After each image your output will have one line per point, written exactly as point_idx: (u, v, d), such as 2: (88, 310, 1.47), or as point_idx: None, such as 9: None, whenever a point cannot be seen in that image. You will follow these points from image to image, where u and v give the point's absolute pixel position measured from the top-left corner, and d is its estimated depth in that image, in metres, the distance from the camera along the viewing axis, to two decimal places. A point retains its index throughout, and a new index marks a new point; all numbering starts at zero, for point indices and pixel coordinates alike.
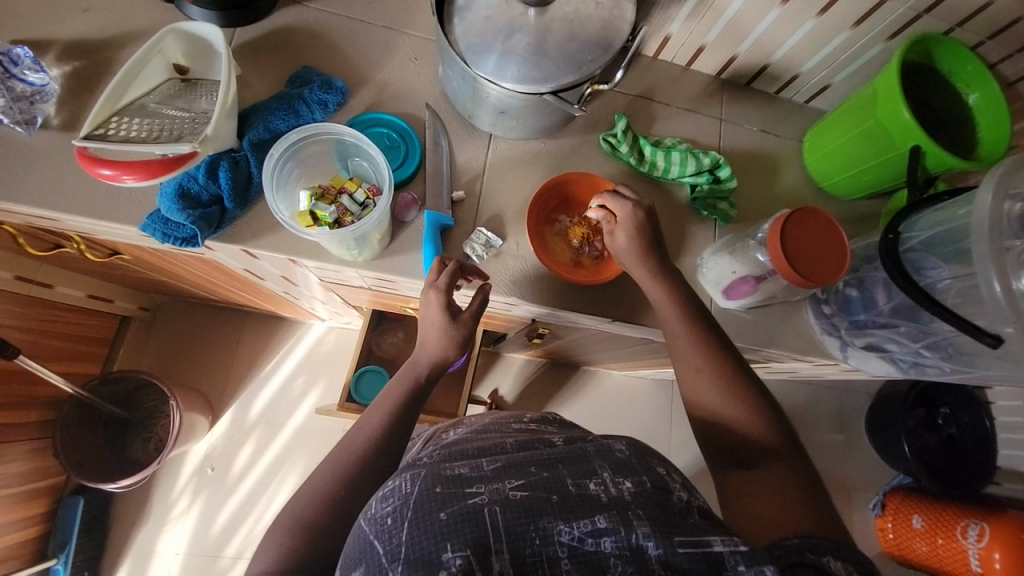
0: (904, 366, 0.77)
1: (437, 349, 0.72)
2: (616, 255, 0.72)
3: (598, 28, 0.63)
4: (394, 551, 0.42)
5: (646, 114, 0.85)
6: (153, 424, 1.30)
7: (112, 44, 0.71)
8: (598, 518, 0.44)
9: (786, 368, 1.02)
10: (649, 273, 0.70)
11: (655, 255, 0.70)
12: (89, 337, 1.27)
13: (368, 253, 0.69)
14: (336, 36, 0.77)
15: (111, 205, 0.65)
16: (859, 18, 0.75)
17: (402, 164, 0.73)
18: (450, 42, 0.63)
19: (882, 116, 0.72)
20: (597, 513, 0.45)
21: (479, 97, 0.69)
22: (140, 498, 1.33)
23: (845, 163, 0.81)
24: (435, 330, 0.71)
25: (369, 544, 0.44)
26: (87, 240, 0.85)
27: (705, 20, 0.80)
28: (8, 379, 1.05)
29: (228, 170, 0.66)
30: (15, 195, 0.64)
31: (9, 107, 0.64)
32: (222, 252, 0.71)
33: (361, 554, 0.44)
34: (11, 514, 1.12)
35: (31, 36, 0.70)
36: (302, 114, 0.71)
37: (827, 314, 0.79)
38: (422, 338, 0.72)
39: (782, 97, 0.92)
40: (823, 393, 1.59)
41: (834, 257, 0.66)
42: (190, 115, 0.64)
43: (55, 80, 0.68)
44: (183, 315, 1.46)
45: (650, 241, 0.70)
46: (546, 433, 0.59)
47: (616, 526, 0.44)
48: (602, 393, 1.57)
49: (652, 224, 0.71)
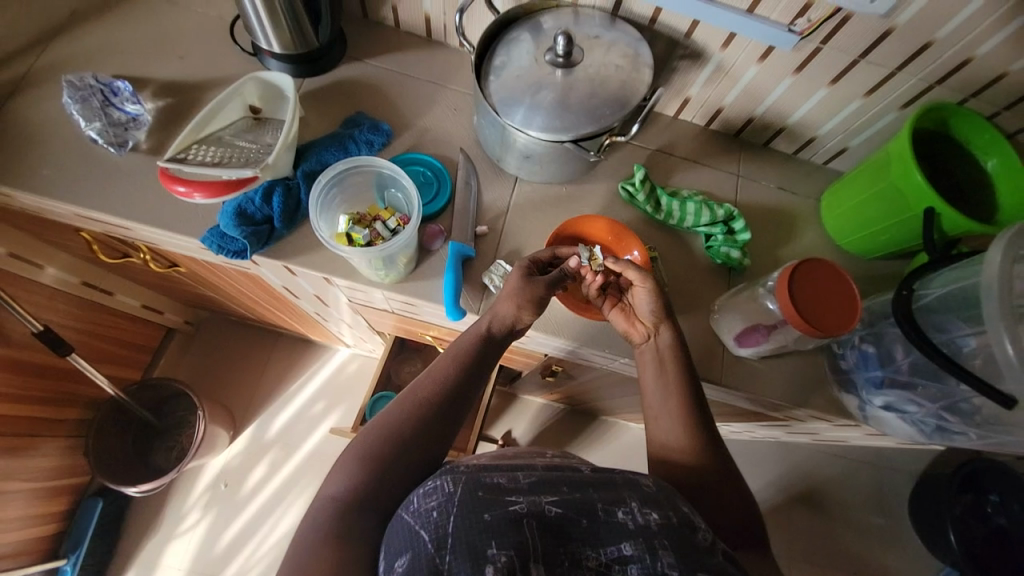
0: (928, 433, 0.73)
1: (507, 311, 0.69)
2: (637, 315, 0.72)
3: (616, 88, 0.71)
4: (440, 540, 0.45)
5: (665, 167, 0.90)
6: (178, 433, 1.35)
7: (201, 87, 0.84)
8: (624, 545, 0.47)
9: (808, 429, 0.99)
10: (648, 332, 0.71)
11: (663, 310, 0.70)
12: (136, 344, 1.37)
13: (394, 274, 0.74)
14: (388, 88, 0.88)
15: (178, 218, 0.74)
16: (871, 87, 0.79)
17: (433, 199, 0.80)
18: (485, 96, 0.72)
19: (896, 179, 0.74)
20: (625, 540, 0.47)
21: (507, 144, 0.76)
22: (155, 507, 1.37)
23: (861, 224, 0.83)
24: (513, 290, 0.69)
25: (415, 534, 0.46)
26: (151, 251, 0.95)
27: (721, 85, 0.86)
28: (55, 375, 1.14)
29: (282, 195, 0.73)
30: (101, 205, 0.74)
31: (107, 131, 0.76)
32: (265, 267, 0.79)
33: (408, 542, 0.46)
34: (34, 508, 1.17)
35: (135, 77, 0.83)
36: (350, 151, 0.80)
37: (843, 369, 0.78)
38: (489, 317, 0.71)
39: (800, 157, 0.95)
40: (858, 467, 1.49)
41: (844, 309, 0.66)
42: (256, 148, 0.75)
43: (148, 112, 0.80)
44: (221, 330, 1.55)
45: (662, 306, 0.70)
46: (574, 459, 0.60)
47: (641, 554, 0.46)
48: (618, 445, 1.53)
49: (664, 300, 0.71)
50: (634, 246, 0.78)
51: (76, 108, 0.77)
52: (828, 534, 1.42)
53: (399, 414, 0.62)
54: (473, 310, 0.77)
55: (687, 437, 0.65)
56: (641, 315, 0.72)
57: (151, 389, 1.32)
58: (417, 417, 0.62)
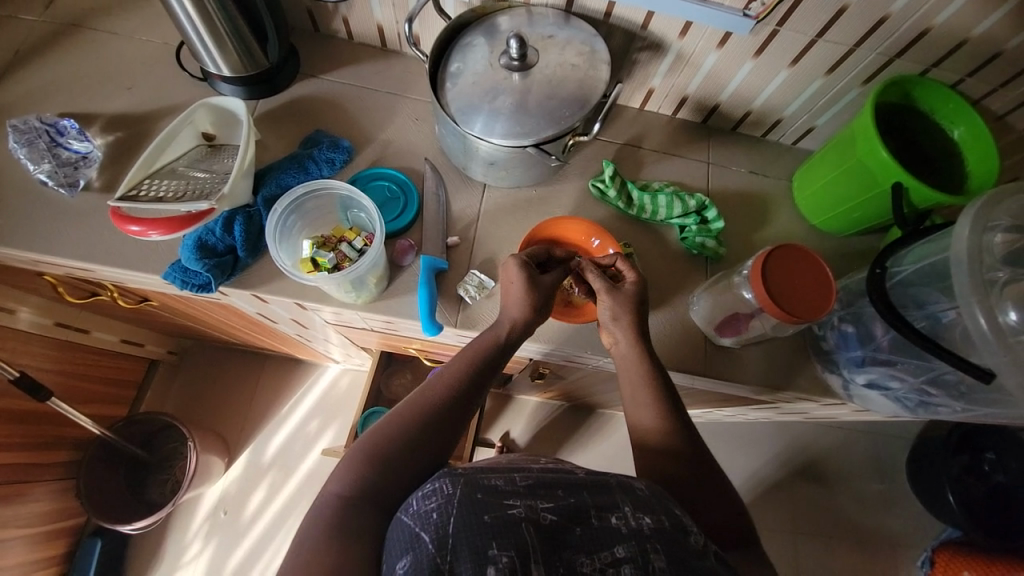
0: (911, 407, 0.74)
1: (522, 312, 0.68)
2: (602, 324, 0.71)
3: (574, 87, 0.70)
4: (441, 541, 0.43)
5: (634, 160, 0.89)
6: (170, 466, 1.33)
7: (152, 117, 0.81)
8: (618, 548, 0.46)
9: (799, 409, 0.99)
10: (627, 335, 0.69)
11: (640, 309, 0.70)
12: (118, 380, 1.34)
13: (366, 295, 0.73)
14: (346, 103, 0.86)
15: (139, 256, 0.72)
16: (832, 65, 0.79)
17: (400, 214, 0.78)
18: (442, 105, 0.70)
19: (863, 156, 0.74)
20: (618, 543, 0.47)
21: (470, 152, 0.74)
22: (155, 542, 1.35)
23: (833, 202, 0.82)
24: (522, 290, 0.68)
25: (415, 537, 0.45)
26: (120, 289, 0.93)
27: (684, 74, 0.85)
28: (38, 420, 1.12)
29: (243, 224, 0.72)
30: (58, 250, 0.72)
31: (56, 172, 0.73)
32: (235, 297, 0.77)
33: (408, 545, 0.45)
34: (27, 556, 1.15)
35: (82, 112, 0.80)
36: (311, 171, 0.78)
37: (826, 351, 0.78)
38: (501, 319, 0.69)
39: (769, 139, 0.95)
40: (855, 437, 1.50)
41: (818, 294, 0.66)
42: (212, 177, 0.72)
43: (98, 148, 0.78)
44: (205, 358, 1.52)
45: (636, 310, 0.69)
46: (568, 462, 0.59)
47: (635, 556, 0.46)
48: (617, 437, 1.53)
49: (640, 305, 0.69)
50: (607, 245, 0.78)
51: (22, 151, 0.74)
52: (830, 506, 1.44)
53: (386, 429, 0.59)
54: (450, 323, 0.76)
55: (679, 434, 0.64)
56: (605, 325, 0.71)
57: (139, 425, 1.30)
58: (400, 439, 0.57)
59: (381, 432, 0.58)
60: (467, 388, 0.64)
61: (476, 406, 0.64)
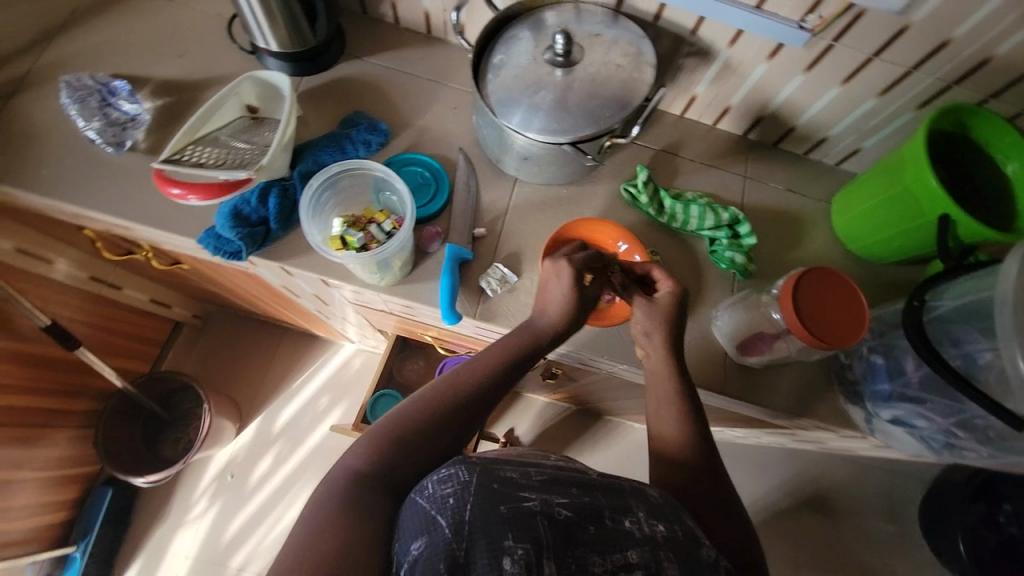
0: (936, 448, 0.71)
1: (562, 319, 0.67)
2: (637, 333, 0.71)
3: (617, 88, 0.69)
4: (458, 526, 0.43)
5: (669, 167, 0.88)
6: (184, 425, 1.37)
7: (200, 86, 0.84)
8: (631, 552, 0.46)
9: (814, 437, 0.96)
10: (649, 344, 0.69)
11: (664, 318, 0.68)
12: (143, 337, 1.39)
13: (390, 278, 0.74)
14: (387, 87, 0.86)
15: (176, 219, 0.74)
16: (885, 87, 0.76)
17: (430, 201, 0.79)
18: (482, 95, 0.70)
19: (910, 183, 0.71)
20: (631, 548, 0.47)
21: (505, 145, 0.74)
22: (163, 497, 1.40)
23: (874, 228, 0.80)
24: (565, 294, 0.67)
25: (432, 520, 0.44)
26: (154, 249, 0.96)
27: (729, 83, 0.83)
28: (64, 367, 1.17)
29: (278, 196, 0.73)
30: (101, 206, 0.75)
31: (105, 131, 0.76)
32: (263, 268, 0.79)
33: (423, 527, 0.44)
34: (43, 497, 1.20)
35: (134, 75, 0.83)
36: (347, 151, 0.79)
37: (851, 381, 0.76)
38: (539, 323, 0.68)
39: (811, 158, 0.92)
40: (868, 472, 1.45)
41: (849, 322, 0.64)
42: (253, 148, 0.74)
43: (147, 111, 0.80)
44: (227, 325, 1.56)
45: (673, 320, 0.69)
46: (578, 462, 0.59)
47: (647, 562, 0.46)
48: (622, 446, 1.52)
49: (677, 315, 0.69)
50: (634, 250, 0.77)
51: (75, 107, 0.77)
52: (835, 540, 1.40)
53: (400, 411, 0.59)
54: (470, 314, 0.76)
55: (691, 447, 0.63)
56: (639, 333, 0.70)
57: (158, 382, 1.34)
58: (408, 422, 0.57)
59: (395, 417, 0.58)
60: (490, 385, 0.63)
61: (494, 403, 0.64)
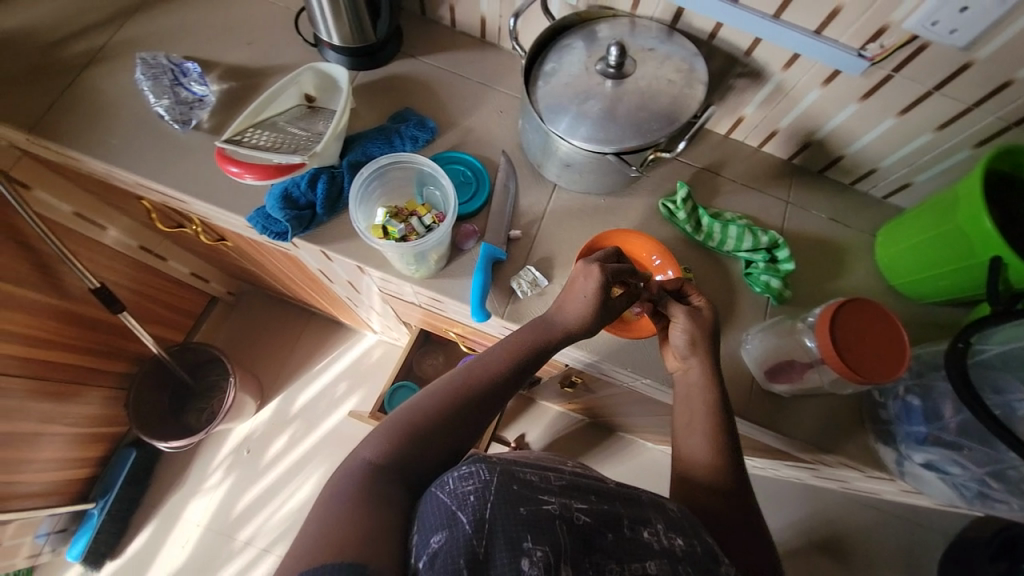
0: (968, 497, 0.69)
1: (582, 318, 0.67)
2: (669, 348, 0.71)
3: (666, 103, 0.69)
4: (478, 523, 0.44)
5: (710, 186, 0.87)
6: (209, 397, 1.42)
7: (263, 73, 0.88)
8: (649, 563, 0.46)
9: (836, 476, 0.93)
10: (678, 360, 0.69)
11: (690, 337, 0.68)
12: (180, 308, 1.45)
13: (425, 270, 0.75)
14: (437, 86, 0.89)
15: (229, 197, 0.78)
16: (943, 122, 0.74)
17: (471, 199, 0.80)
18: (531, 101, 0.72)
19: (963, 222, 0.69)
20: (649, 559, 0.46)
21: (549, 150, 0.75)
22: (182, 464, 1.45)
23: (920, 265, 0.77)
24: (590, 296, 0.66)
25: (453, 515, 0.45)
26: (203, 224, 1.01)
27: (779, 106, 0.82)
28: (106, 330, 1.23)
29: (326, 182, 0.76)
30: (162, 178, 0.79)
31: (174, 109, 0.81)
32: (304, 250, 0.82)
33: (444, 522, 0.45)
34: (71, 452, 1.25)
35: (204, 59, 0.88)
36: (395, 145, 0.82)
37: (884, 420, 0.73)
38: (555, 320, 0.68)
39: (858, 189, 0.90)
40: (888, 520, 1.39)
41: (888, 357, 0.62)
42: (307, 135, 0.77)
43: (212, 93, 0.85)
44: (258, 304, 1.62)
45: (701, 334, 0.68)
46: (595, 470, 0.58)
47: None
48: (632, 464, 1.50)
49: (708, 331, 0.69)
50: (667, 266, 0.77)
51: (147, 84, 0.82)
52: None
53: (422, 403, 0.60)
54: (498, 313, 0.77)
55: (710, 472, 0.62)
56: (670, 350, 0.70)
57: (190, 353, 1.39)
58: (428, 413, 0.59)
59: (415, 407, 0.60)
60: (500, 382, 0.64)
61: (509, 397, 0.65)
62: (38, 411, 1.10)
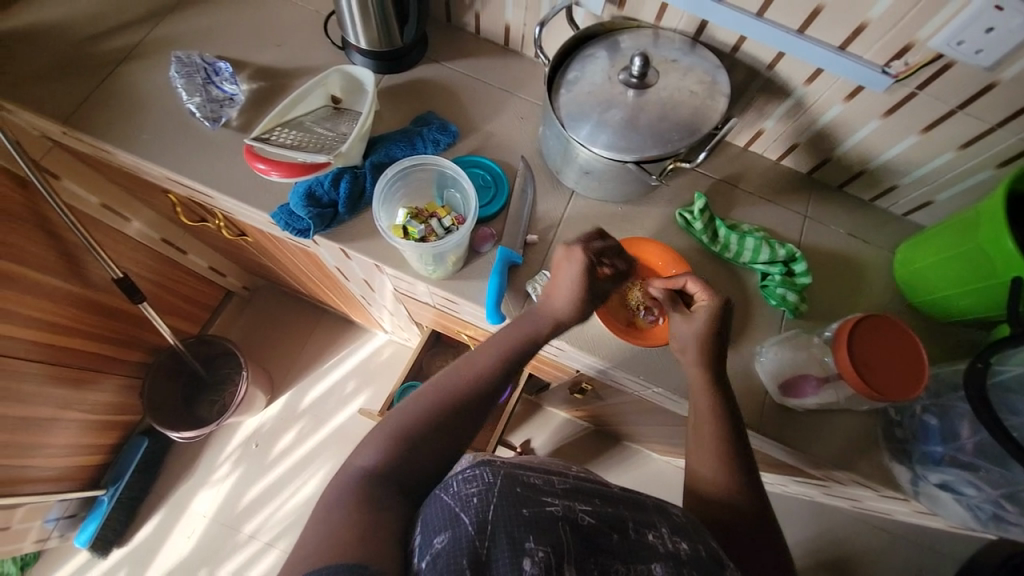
0: (982, 519, 0.69)
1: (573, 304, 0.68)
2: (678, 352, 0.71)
3: (687, 114, 0.70)
4: (481, 525, 0.44)
5: (727, 198, 0.87)
6: (221, 390, 1.44)
7: (291, 74, 0.90)
8: (654, 565, 0.46)
9: (847, 494, 0.92)
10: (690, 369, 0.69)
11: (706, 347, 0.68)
12: (197, 301, 1.48)
13: (442, 271, 0.77)
14: (460, 92, 0.90)
15: (254, 193, 0.80)
16: (967, 141, 0.73)
17: (489, 202, 0.81)
18: (553, 108, 0.73)
19: (984, 241, 0.68)
20: (655, 562, 0.47)
21: (569, 157, 0.76)
22: (191, 455, 1.47)
23: (938, 283, 0.77)
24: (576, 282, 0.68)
25: (455, 516, 0.45)
26: (225, 219, 1.03)
27: (800, 120, 0.82)
28: (126, 320, 1.26)
29: (348, 182, 0.77)
30: (191, 173, 0.81)
31: (205, 106, 0.83)
32: (323, 248, 0.83)
33: (446, 522, 0.45)
34: (85, 438, 1.28)
35: (235, 59, 0.90)
36: (417, 147, 0.83)
37: (899, 439, 0.72)
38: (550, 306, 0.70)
39: (877, 205, 0.89)
40: (897, 542, 1.37)
41: (907, 375, 0.62)
42: (332, 135, 0.79)
43: (242, 92, 0.87)
44: (273, 299, 1.64)
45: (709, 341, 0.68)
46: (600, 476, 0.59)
47: None
48: (637, 474, 1.49)
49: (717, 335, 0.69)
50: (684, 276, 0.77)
51: (181, 82, 0.84)
52: None
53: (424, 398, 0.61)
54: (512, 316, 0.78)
55: (720, 485, 0.62)
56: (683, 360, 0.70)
57: (205, 345, 1.42)
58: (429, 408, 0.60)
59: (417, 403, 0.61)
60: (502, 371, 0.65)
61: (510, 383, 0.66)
62: (56, 396, 1.13)
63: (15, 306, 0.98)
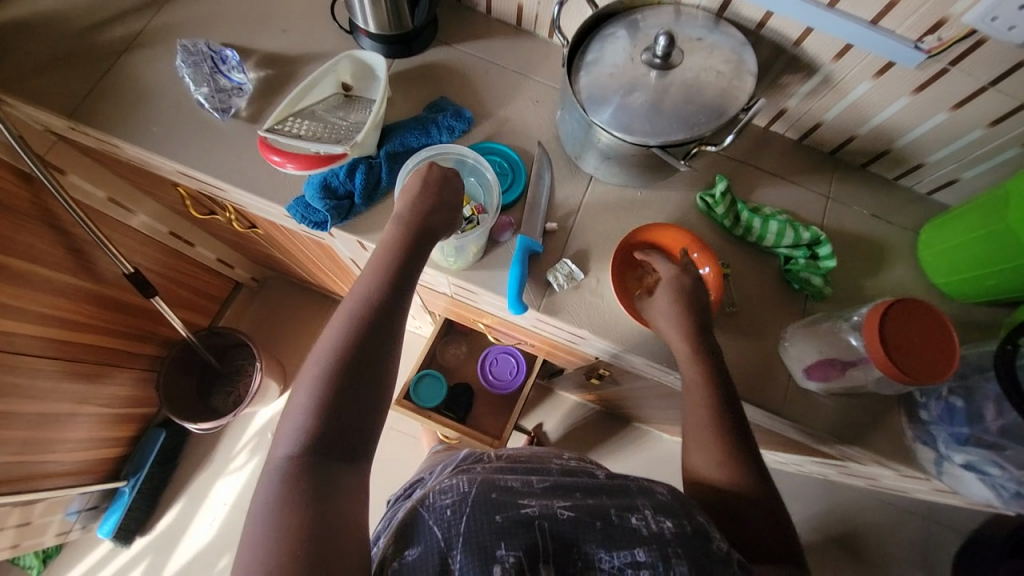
0: (1005, 497, 0.69)
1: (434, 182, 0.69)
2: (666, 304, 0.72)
3: (714, 95, 0.68)
4: (451, 539, 0.47)
5: (748, 180, 0.86)
6: (236, 381, 1.45)
7: (299, 60, 0.87)
8: (638, 551, 0.48)
9: (865, 472, 0.93)
10: (715, 355, 0.69)
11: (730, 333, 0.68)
12: (207, 293, 1.47)
13: (462, 262, 0.76)
14: (473, 75, 0.88)
15: (268, 185, 0.79)
16: (998, 117, 0.71)
17: (508, 190, 0.80)
18: (573, 91, 0.70)
19: (1013, 221, 0.67)
20: (637, 546, 0.48)
21: (589, 142, 0.74)
22: (209, 445, 1.49)
23: (962, 263, 0.76)
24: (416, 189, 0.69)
25: (428, 529, 0.49)
26: (236, 211, 1.01)
27: (825, 99, 0.80)
28: (139, 315, 1.26)
29: (364, 172, 0.76)
30: (201, 165, 0.80)
31: (213, 96, 0.81)
32: (339, 240, 0.82)
33: (419, 535, 0.49)
34: (103, 432, 1.29)
35: (240, 46, 0.88)
36: (431, 134, 0.81)
37: (923, 421, 0.72)
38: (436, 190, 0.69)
39: (901, 184, 0.88)
40: (905, 517, 1.39)
41: (938, 356, 0.61)
42: (346, 124, 0.77)
43: (250, 81, 0.85)
44: (282, 290, 1.64)
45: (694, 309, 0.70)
46: (591, 466, 0.61)
47: (654, 561, 0.47)
48: (649, 455, 1.50)
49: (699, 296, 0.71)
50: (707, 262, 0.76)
51: (187, 71, 0.82)
52: None
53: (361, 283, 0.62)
54: (535, 305, 0.77)
55: (747, 468, 0.62)
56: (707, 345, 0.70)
57: (217, 336, 1.42)
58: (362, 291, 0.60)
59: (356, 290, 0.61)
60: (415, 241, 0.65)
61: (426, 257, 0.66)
62: (73, 392, 1.14)
63: (27, 304, 0.98)
